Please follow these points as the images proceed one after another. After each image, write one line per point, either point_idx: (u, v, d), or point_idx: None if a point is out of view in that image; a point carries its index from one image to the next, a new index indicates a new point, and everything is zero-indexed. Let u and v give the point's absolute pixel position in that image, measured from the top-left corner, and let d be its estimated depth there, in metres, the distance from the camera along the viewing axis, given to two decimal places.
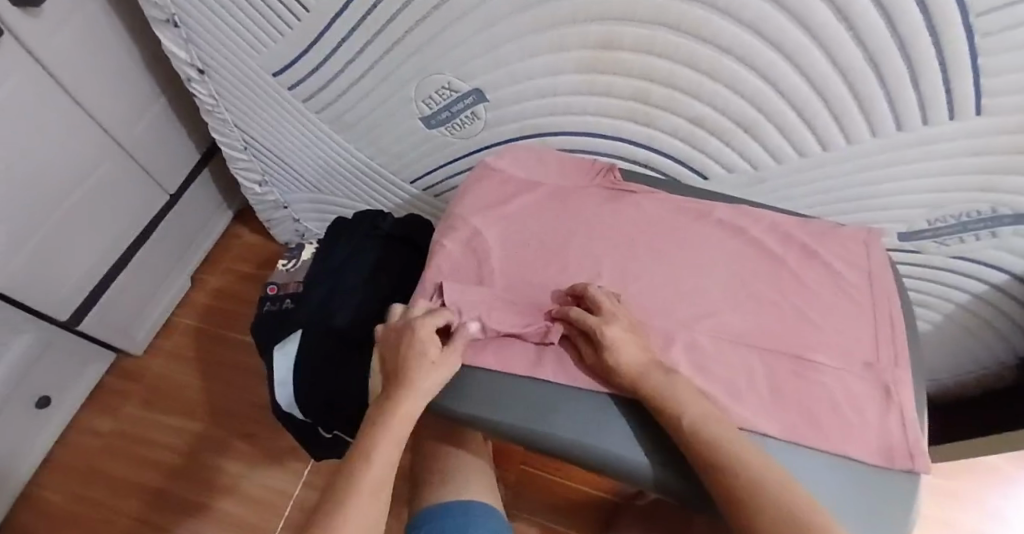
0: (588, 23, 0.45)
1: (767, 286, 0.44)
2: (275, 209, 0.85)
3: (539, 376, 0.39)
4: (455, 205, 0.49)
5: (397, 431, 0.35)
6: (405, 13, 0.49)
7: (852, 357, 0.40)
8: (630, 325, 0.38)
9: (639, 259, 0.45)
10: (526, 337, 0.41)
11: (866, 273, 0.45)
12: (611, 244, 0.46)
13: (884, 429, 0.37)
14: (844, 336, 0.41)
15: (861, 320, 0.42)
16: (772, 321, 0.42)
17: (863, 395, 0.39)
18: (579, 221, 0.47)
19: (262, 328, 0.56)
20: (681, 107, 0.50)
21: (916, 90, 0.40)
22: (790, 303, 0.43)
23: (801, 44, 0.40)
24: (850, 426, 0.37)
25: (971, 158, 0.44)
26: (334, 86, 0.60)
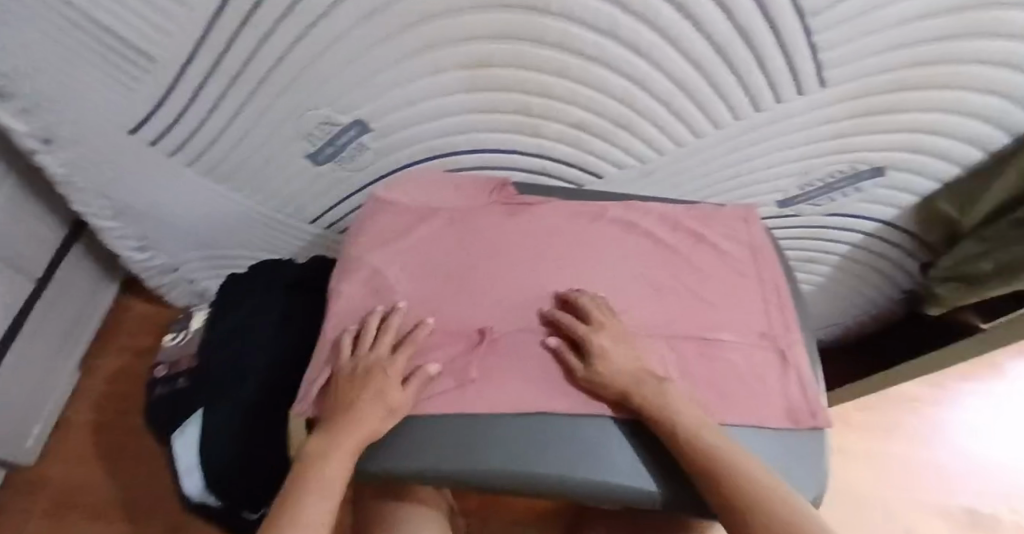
0: (459, 43, 0.43)
1: (666, 276, 0.45)
2: (163, 274, 0.78)
3: (460, 409, 0.37)
4: (348, 247, 0.47)
5: (333, 472, 0.33)
6: (262, 55, 0.45)
7: (750, 329, 0.43)
8: (617, 335, 0.40)
9: (544, 273, 0.44)
10: (440, 371, 0.39)
11: (750, 248, 0.48)
12: (516, 258, 0.45)
13: (787, 393, 0.40)
14: (740, 310, 0.44)
15: (751, 293, 0.45)
16: (675, 308, 0.43)
17: (764, 363, 0.41)
18: (479, 242, 0.46)
19: (156, 412, 0.51)
20: (561, 114, 0.50)
21: (764, 73, 0.43)
22: (689, 288, 0.45)
23: (656, 43, 0.41)
24: (758, 396, 0.39)
25: (824, 126, 0.48)
26: (202, 136, 0.54)
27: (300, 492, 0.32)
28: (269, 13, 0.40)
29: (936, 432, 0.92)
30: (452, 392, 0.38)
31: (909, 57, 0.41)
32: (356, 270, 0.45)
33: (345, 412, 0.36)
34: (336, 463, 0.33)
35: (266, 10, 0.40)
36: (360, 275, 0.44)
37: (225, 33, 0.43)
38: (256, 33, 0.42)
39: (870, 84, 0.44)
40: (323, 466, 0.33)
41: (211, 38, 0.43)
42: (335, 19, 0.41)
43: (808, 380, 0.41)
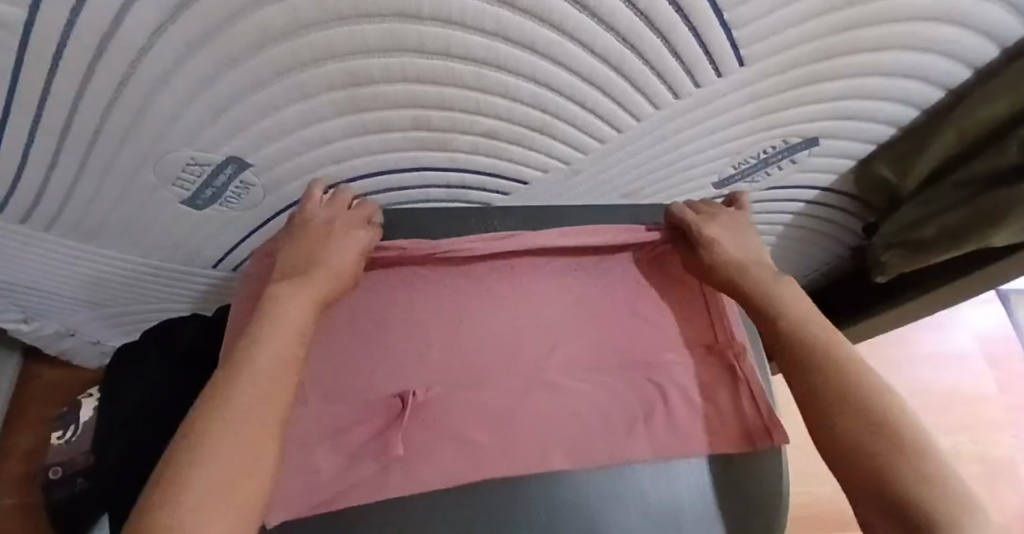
0: (322, 64, 0.37)
1: (601, 296, 0.41)
2: (63, 339, 0.69)
3: (384, 497, 0.32)
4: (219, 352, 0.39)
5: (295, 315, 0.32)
6: (88, 102, 0.37)
7: (692, 343, 0.39)
8: (732, 228, 0.41)
9: (462, 315, 0.39)
10: (358, 451, 0.34)
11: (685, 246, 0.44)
12: (434, 297, 0.39)
13: (739, 413, 0.36)
14: (681, 324, 0.40)
15: (693, 301, 0.41)
16: (612, 331, 0.40)
17: (710, 379, 0.38)
18: (380, 295, 0.39)
19: (61, 516, 0.46)
20: (465, 125, 0.44)
21: (678, 58, 0.38)
22: (625, 305, 0.41)
23: (552, 40, 0.36)
24: (709, 420, 0.36)
25: (750, 105, 0.44)
26: (52, 196, 0.46)
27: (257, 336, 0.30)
28: (77, 56, 0.33)
29: (895, 371, 0.95)
30: (377, 477, 0.33)
31: (830, 23, 0.37)
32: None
33: (305, 265, 0.35)
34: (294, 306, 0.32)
35: (73, 53, 0.32)
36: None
37: (33, 83, 0.35)
38: (71, 79, 0.35)
39: (794, 56, 0.39)
40: (283, 311, 0.32)
41: (16, 90, 0.35)
42: (161, 53, 0.33)
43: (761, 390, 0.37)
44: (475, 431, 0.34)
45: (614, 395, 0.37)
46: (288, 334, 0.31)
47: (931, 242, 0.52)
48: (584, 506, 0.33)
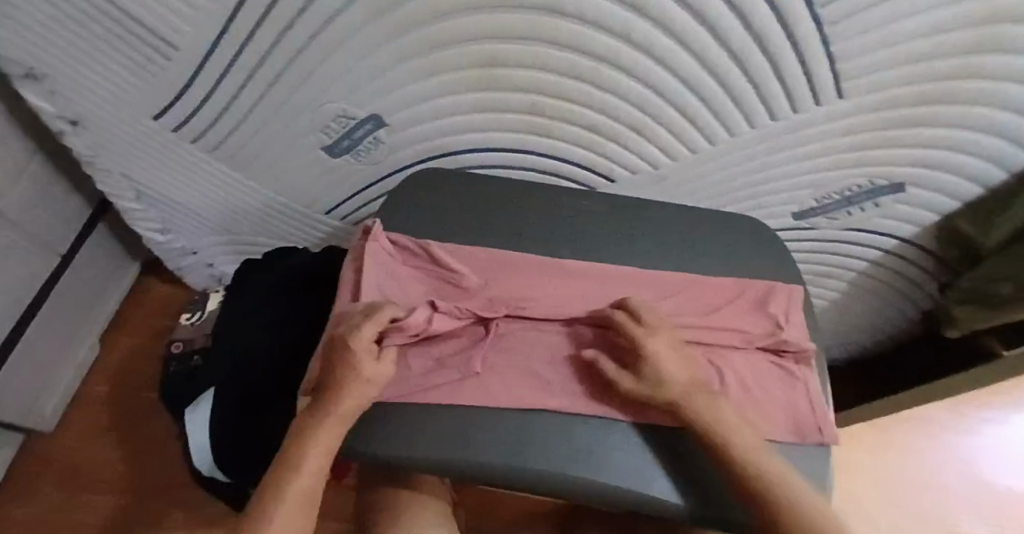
0: (470, 43, 0.44)
1: (676, 278, 0.44)
2: (184, 256, 0.80)
3: (458, 402, 0.37)
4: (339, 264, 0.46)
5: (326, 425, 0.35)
6: (279, 48, 0.46)
7: (758, 337, 0.40)
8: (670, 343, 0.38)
9: (546, 270, 0.44)
10: (448, 365, 0.39)
11: (766, 251, 0.47)
12: (527, 257, 0.45)
13: (794, 404, 0.38)
14: (750, 315, 0.42)
15: (767, 297, 0.42)
16: (682, 309, 0.42)
17: (771, 371, 0.39)
18: (479, 245, 0.46)
19: (171, 387, 0.53)
20: (575, 116, 0.50)
21: (781, 82, 0.43)
22: (700, 290, 0.43)
23: (670, 48, 0.41)
24: (764, 407, 0.38)
25: (841, 139, 0.48)
26: (221, 125, 0.55)
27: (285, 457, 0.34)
28: (287, 8, 0.41)
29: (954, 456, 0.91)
30: (456, 384, 0.38)
31: (932, 70, 0.40)
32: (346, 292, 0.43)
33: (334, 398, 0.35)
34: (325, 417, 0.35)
35: (284, 5, 0.41)
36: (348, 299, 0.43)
37: (245, 26, 0.44)
38: (274, 28, 0.43)
39: (891, 97, 0.43)
40: (314, 437, 0.35)
41: (233, 28, 0.44)
42: (352, 13, 0.41)
43: (815, 390, 0.39)
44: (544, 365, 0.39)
45: (671, 364, 0.40)
46: (323, 454, 0.35)
47: (1005, 303, 0.53)
48: (637, 455, 0.36)
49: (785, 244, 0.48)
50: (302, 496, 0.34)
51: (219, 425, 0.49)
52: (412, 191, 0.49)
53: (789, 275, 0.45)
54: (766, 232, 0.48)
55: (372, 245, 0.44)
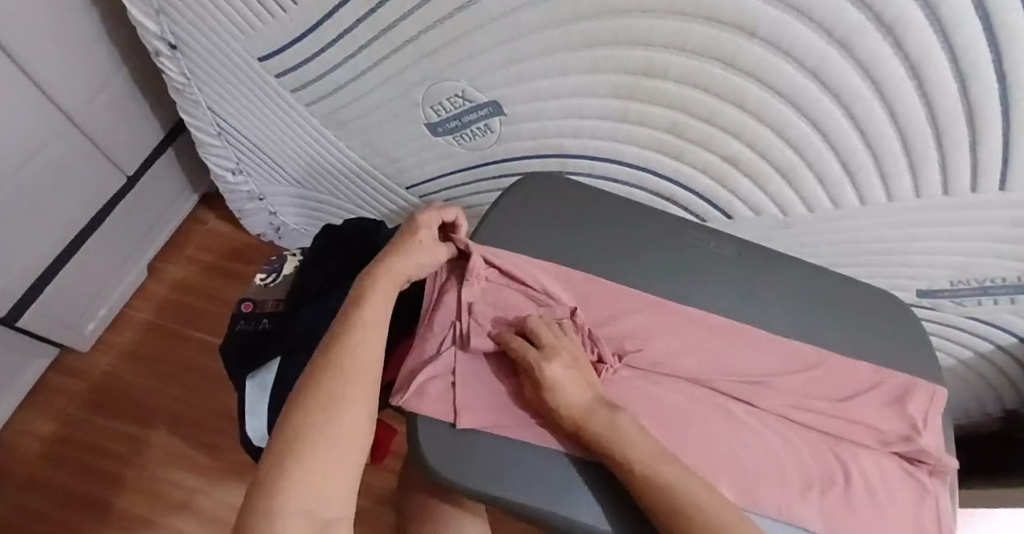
0: (632, 47, 0.39)
1: (804, 352, 0.40)
2: (248, 200, 0.77)
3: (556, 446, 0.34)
4: (436, 262, 0.42)
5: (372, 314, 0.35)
6: (420, 14, 0.42)
7: (885, 437, 0.37)
8: (573, 361, 0.35)
9: (662, 318, 0.40)
10: None
11: (905, 338, 0.42)
12: (644, 297, 0.41)
13: (919, 522, 0.34)
14: (879, 412, 0.38)
15: (904, 397, 0.38)
16: (807, 390, 0.38)
17: (897, 479, 0.36)
18: (592, 273, 0.42)
19: (235, 349, 0.49)
20: (715, 144, 0.46)
21: (972, 158, 0.38)
22: (829, 370, 0.39)
23: (860, 96, 0.37)
24: (887, 518, 0.34)
25: (1011, 230, 0.42)
26: (328, 81, 0.52)
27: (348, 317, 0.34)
28: None
29: None
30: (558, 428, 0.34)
31: None
32: (445, 300, 0.40)
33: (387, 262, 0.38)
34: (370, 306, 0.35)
35: None
36: (447, 307, 0.40)
37: None
38: None
39: None
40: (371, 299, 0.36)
41: None
42: None
43: (944, 511, 0.35)
44: (657, 424, 0.35)
45: (792, 449, 0.36)
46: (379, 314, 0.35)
47: None
48: None
49: (925, 330, 0.43)
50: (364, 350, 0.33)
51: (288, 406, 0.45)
52: (525, 195, 0.45)
53: (927, 371, 0.41)
54: (907, 313, 0.43)
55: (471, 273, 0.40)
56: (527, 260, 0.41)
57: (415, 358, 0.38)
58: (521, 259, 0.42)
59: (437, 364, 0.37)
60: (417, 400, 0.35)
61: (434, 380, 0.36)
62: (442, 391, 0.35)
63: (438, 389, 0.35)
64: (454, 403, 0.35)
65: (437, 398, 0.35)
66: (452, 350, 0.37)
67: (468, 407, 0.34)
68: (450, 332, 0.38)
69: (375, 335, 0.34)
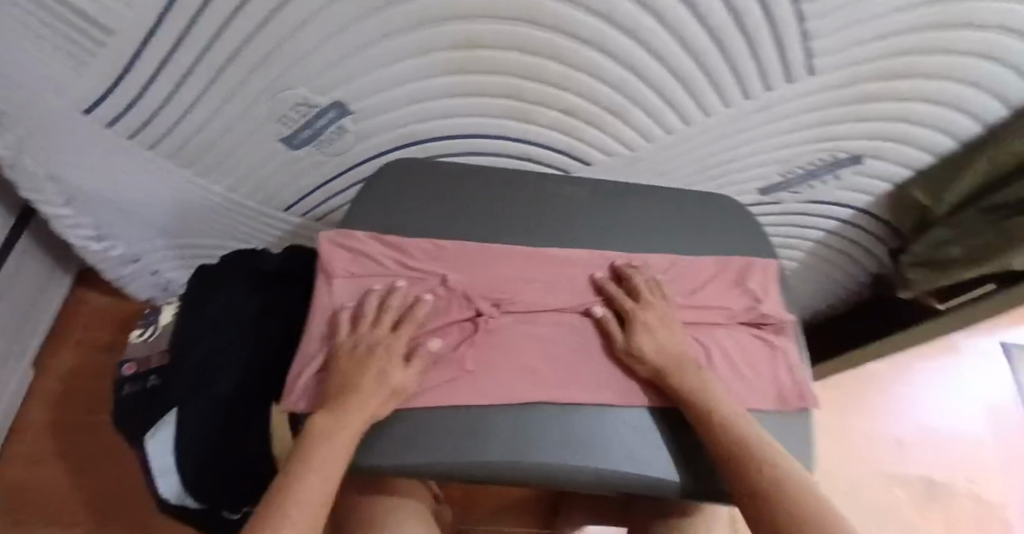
0: (446, 23, 0.41)
1: (658, 262, 0.45)
2: (124, 264, 0.73)
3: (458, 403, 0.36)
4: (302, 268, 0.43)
5: (337, 440, 0.32)
6: (230, 32, 0.41)
7: (734, 315, 0.43)
8: (664, 318, 0.41)
9: (527, 262, 0.43)
10: (444, 365, 0.38)
11: (737, 229, 0.48)
12: (510, 249, 0.44)
13: (776, 378, 0.40)
14: (727, 297, 0.44)
15: (741, 279, 0.45)
16: (665, 292, 0.44)
17: (750, 346, 0.42)
18: (458, 239, 0.44)
19: (129, 412, 0.48)
20: (551, 99, 0.49)
21: (755, 59, 0.44)
22: (679, 272, 0.45)
23: (649, 28, 0.41)
24: (747, 380, 0.40)
25: (808, 115, 0.49)
26: (165, 117, 0.50)
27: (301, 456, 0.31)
28: None
29: (895, 410, 0.99)
30: (449, 384, 0.37)
31: (897, 46, 0.42)
32: (320, 303, 0.41)
33: (343, 390, 0.35)
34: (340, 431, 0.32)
35: None
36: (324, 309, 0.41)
37: (188, 9, 0.38)
38: (224, 10, 0.38)
39: (859, 74, 0.45)
40: (324, 438, 0.32)
41: (173, 16, 0.39)
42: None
43: (795, 360, 0.41)
44: (538, 356, 0.39)
45: None
46: (334, 458, 0.32)
47: (954, 264, 0.56)
48: (634, 440, 0.37)
49: (756, 219, 0.50)
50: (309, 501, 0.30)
51: (198, 450, 0.45)
52: (382, 184, 0.46)
53: (759, 252, 0.48)
54: (736, 208, 0.50)
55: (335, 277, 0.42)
56: (392, 243, 0.43)
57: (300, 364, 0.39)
58: (386, 243, 0.43)
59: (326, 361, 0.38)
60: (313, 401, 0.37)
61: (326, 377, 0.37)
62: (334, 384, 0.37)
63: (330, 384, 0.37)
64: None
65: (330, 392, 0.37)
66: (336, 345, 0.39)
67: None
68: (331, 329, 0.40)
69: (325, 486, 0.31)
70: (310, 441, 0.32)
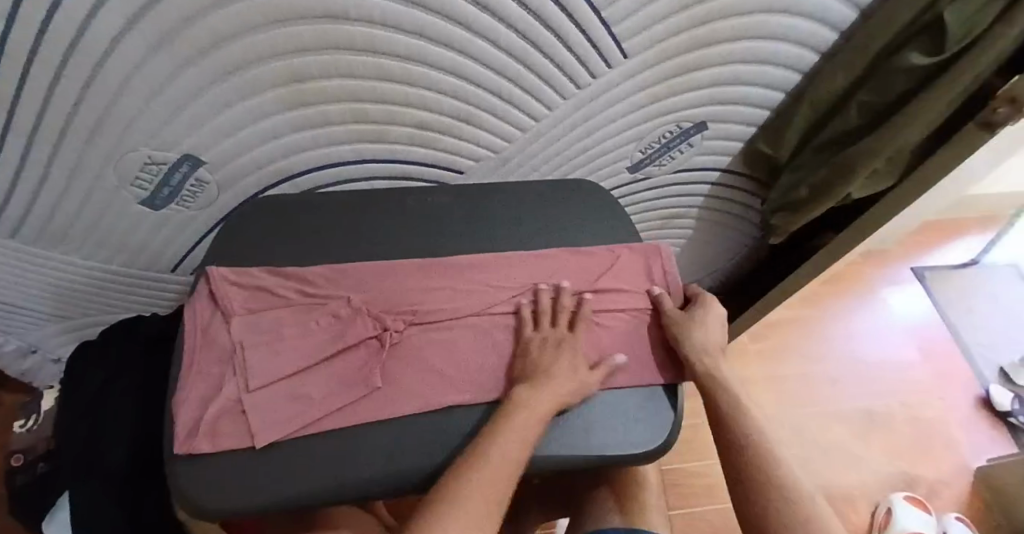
0: (266, 62, 0.42)
1: (539, 256, 0.47)
2: (21, 357, 0.71)
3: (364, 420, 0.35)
4: (192, 308, 0.41)
5: (533, 415, 0.34)
6: (53, 108, 0.41)
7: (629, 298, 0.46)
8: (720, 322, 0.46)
9: (404, 274, 0.44)
10: (353, 385, 0.37)
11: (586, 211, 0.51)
12: (377, 266, 0.45)
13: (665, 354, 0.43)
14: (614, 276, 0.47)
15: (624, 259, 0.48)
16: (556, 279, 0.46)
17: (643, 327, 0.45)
18: (324, 265, 0.45)
19: (26, 504, 0.46)
20: (399, 117, 0.51)
21: (571, 51, 0.47)
22: (567, 261, 0.47)
23: (462, 35, 0.44)
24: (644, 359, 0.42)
25: (641, 92, 0.53)
26: (15, 203, 0.49)
27: (493, 429, 0.33)
28: (47, 62, 0.37)
29: (828, 346, 1.05)
30: (357, 403, 0.36)
31: (692, 16, 0.46)
32: (215, 341, 0.39)
33: (536, 375, 0.37)
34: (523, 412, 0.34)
35: (43, 59, 0.37)
36: (220, 347, 0.39)
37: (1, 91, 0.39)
38: (38, 86, 0.39)
39: (671, 46, 0.48)
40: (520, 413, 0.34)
41: None
42: (122, 59, 0.38)
43: None
44: (444, 361, 0.39)
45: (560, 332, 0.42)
46: (524, 433, 0.33)
47: (807, 202, 0.60)
48: None
49: (616, 200, 0.54)
50: (496, 475, 0.30)
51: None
52: (242, 227, 0.46)
53: (617, 227, 0.51)
54: (594, 191, 0.53)
55: (234, 314, 0.40)
56: (291, 274, 0.43)
57: (192, 407, 0.35)
58: (283, 275, 0.43)
59: (223, 398, 0.36)
60: (211, 442, 0.33)
61: (225, 415, 0.35)
62: (234, 421, 0.34)
63: (230, 422, 0.34)
64: (250, 427, 0.34)
65: (230, 430, 0.34)
66: (235, 381, 0.37)
67: (264, 424, 0.34)
68: (228, 367, 0.38)
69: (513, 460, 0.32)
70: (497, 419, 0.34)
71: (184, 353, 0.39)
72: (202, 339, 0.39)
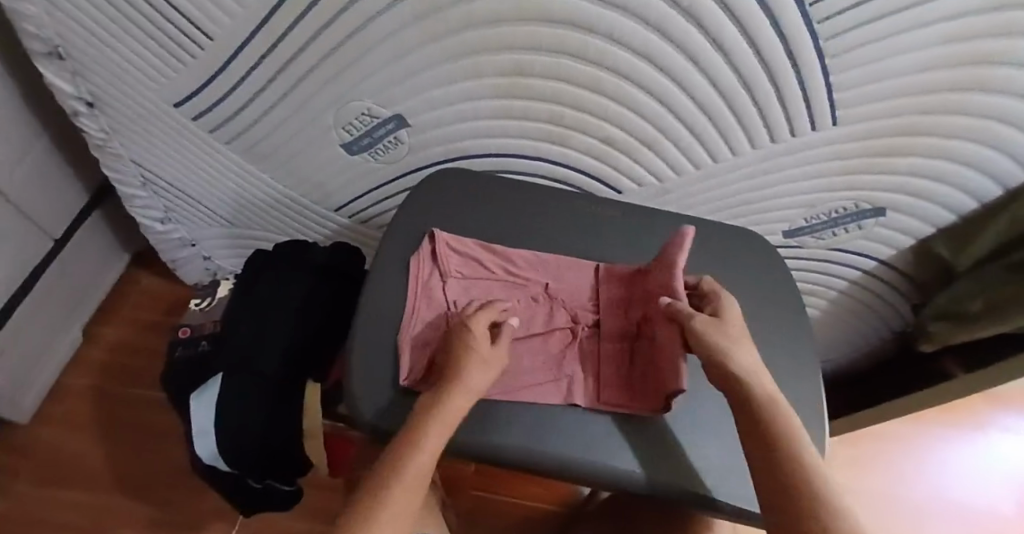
0: (500, 52, 0.46)
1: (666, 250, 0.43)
2: (180, 248, 0.80)
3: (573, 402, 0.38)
4: (416, 262, 0.45)
5: (440, 423, 0.32)
6: (314, 46, 0.47)
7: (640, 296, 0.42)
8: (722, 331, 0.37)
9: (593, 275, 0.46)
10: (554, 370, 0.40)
11: (756, 262, 0.51)
12: (568, 260, 0.47)
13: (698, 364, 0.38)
14: (784, 338, 0.47)
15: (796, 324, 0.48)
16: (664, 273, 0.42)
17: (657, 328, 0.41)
18: (512, 245, 0.48)
19: (181, 372, 0.54)
20: (588, 127, 0.54)
21: (783, 107, 0.47)
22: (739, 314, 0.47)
23: (683, 67, 0.45)
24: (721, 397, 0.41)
25: (835, 162, 0.52)
26: (242, 117, 0.56)
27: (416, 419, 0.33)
28: (333, 6, 0.42)
29: (920, 472, 0.97)
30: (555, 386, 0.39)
31: (916, 103, 0.45)
32: (433, 296, 0.43)
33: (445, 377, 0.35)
34: (421, 451, 0.31)
35: (331, 3, 0.42)
36: (438, 302, 0.43)
37: (283, 20, 0.44)
38: (314, 24, 0.44)
39: (883, 127, 0.48)
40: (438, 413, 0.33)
41: (270, 24, 0.45)
42: (391, 18, 0.43)
43: None
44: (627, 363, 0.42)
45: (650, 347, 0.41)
46: (439, 429, 0.32)
47: (975, 319, 0.58)
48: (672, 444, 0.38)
49: (781, 258, 0.52)
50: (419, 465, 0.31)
51: (241, 418, 0.50)
52: (433, 190, 0.50)
53: (782, 283, 0.50)
54: (767, 242, 0.52)
55: (449, 272, 0.44)
56: (499, 251, 0.47)
57: (417, 349, 0.40)
58: (490, 250, 0.47)
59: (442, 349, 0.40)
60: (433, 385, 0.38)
61: None
62: None
63: None
64: None
65: None
66: None
67: None
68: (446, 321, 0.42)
69: (434, 451, 0.31)
70: (423, 410, 0.33)
71: (408, 297, 0.43)
72: (423, 291, 0.43)
